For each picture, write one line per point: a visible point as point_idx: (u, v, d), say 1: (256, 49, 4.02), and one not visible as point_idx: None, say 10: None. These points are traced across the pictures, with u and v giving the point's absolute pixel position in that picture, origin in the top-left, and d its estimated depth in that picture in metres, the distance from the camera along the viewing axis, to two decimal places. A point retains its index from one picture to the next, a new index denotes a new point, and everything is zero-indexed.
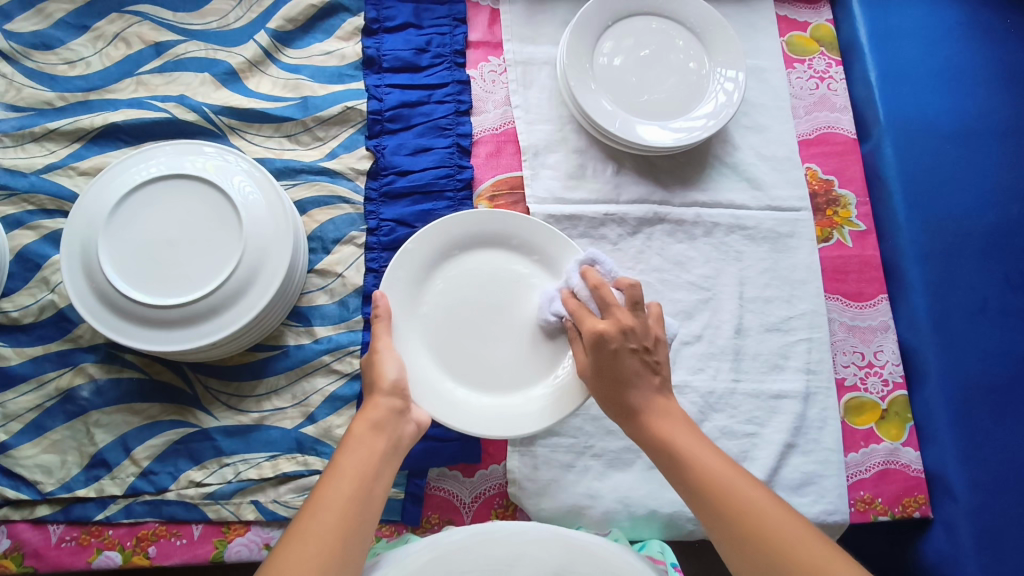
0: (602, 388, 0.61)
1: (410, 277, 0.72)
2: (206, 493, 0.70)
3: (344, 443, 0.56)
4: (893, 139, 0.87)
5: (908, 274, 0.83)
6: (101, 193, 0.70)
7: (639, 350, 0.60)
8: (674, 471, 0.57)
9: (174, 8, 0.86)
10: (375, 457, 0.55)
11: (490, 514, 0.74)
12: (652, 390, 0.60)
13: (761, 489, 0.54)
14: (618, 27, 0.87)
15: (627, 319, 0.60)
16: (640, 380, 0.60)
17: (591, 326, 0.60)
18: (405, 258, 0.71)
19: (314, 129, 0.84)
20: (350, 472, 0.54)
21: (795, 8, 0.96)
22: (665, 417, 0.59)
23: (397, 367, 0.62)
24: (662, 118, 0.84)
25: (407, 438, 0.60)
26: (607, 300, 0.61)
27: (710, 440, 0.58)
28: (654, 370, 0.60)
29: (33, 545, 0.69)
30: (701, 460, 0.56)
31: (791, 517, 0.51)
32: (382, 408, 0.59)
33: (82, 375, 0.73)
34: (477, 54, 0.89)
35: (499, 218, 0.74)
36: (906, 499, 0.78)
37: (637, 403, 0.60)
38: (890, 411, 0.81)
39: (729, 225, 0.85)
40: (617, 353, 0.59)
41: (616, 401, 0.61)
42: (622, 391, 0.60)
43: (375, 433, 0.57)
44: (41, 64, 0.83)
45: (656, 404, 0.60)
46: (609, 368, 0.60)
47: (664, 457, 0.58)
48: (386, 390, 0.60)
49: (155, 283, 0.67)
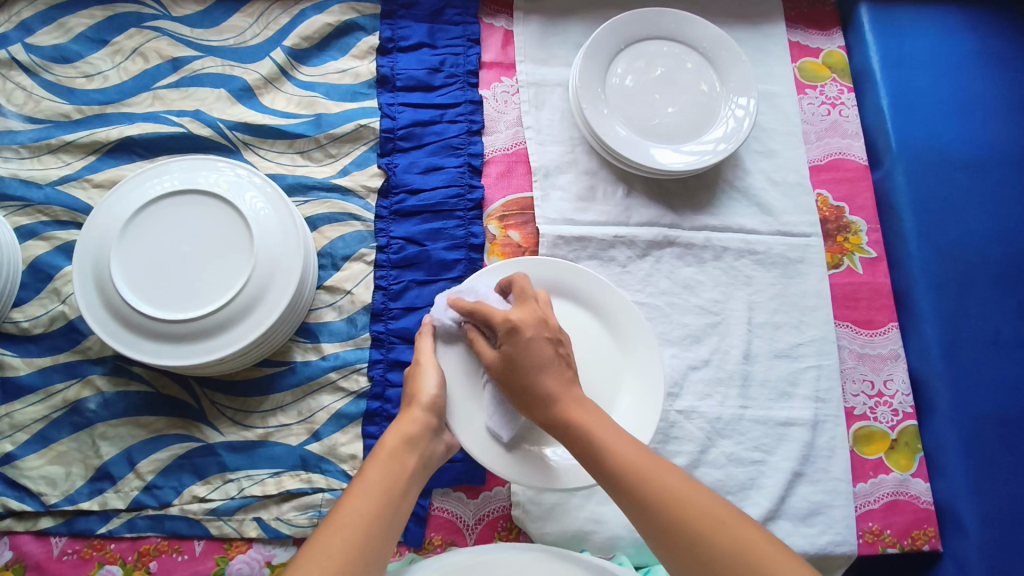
0: (511, 379, 0.58)
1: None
2: (208, 509, 0.70)
3: (375, 455, 0.57)
4: (904, 166, 0.87)
5: (918, 302, 0.83)
6: (115, 207, 0.70)
7: (551, 340, 0.59)
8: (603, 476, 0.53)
9: (192, 25, 0.87)
10: (405, 473, 0.56)
11: (493, 537, 0.73)
12: (566, 380, 0.58)
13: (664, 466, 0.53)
14: (630, 51, 0.87)
15: (540, 311, 0.61)
16: (552, 367, 0.58)
17: (505, 314, 0.60)
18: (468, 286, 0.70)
19: (327, 146, 0.84)
20: (379, 484, 0.54)
21: (808, 34, 0.97)
22: (576, 406, 0.56)
23: (437, 381, 0.63)
24: (673, 142, 0.84)
25: (434, 457, 0.61)
26: (525, 291, 0.63)
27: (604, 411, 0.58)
28: (565, 363, 0.59)
29: (34, 557, 0.69)
30: (617, 451, 0.53)
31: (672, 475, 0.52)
32: (417, 424, 0.60)
33: (89, 387, 0.73)
34: (490, 75, 0.89)
35: (569, 269, 0.74)
36: (917, 531, 0.76)
37: (550, 392, 0.57)
38: (899, 441, 0.80)
39: (739, 249, 0.85)
40: (531, 340, 0.58)
41: (529, 393, 0.57)
42: (533, 377, 0.57)
43: (407, 448, 0.58)
44: (59, 77, 0.84)
45: (570, 393, 0.57)
46: (521, 357, 0.58)
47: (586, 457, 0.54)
48: (425, 405, 0.62)
49: (166, 298, 0.67)
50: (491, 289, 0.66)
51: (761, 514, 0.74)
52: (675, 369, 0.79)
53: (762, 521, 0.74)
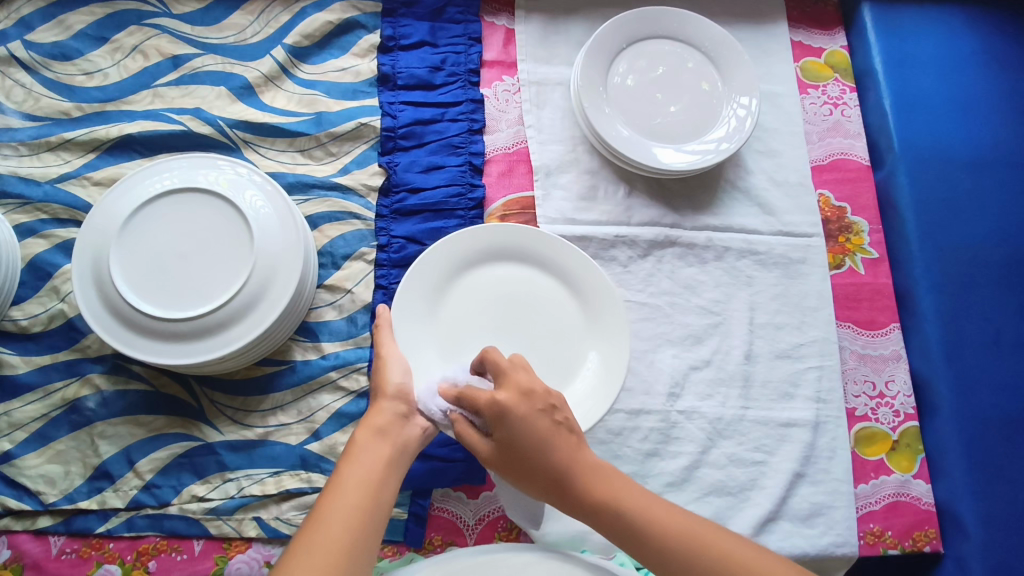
0: (514, 463, 0.55)
1: (431, 281, 0.73)
2: (208, 509, 0.70)
3: (348, 449, 0.56)
4: (906, 166, 0.87)
5: (920, 302, 0.82)
6: (113, 206, 0.70)
7: (547, 411, 0.55)
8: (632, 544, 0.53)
9: (193, 22, 0.87)
10: (380, 461, 0.55)
11: (493, 537, 0.73)
12: (572, 447, 0.55)
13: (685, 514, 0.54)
14: (632, 49, 0.87)
15: (524, 382, 0.56)
16: (554, 441, 0.54)
17: (489, 397, 0.55)
18: (426, 263, 0.72)
19: (328, 145, 0.84)
20: (354, 478, 0.53)
21: (810, 34, 0.96)
22: (596, 478, 0.54)
23: (403, 370, 0.62)
24: (675, 141, 0.84)
25: (414, 442, 0.58)
26: (499, 364, 0.57)
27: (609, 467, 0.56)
28: (567, 429, 0.56)
29: (33, 556, 0.68)
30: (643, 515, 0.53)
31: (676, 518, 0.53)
32: (386, 413, 0.58)
33: (88, 386, 0.73)
34: (491, 73, 0.89)
35: (532, 236, 0.75)
36: (918, 532, 0.76)
37: (562, 469, 0.54)
38: (901, 442, 0.80)
39: (740, 249, 0.85)
40: (523, 419, 0.54)
41: (538, 474, 0.54)
42: (540, 458, 0.54)
43: (379, 438, 0.57)
44: (59, 74, 0.84)
45: (582, 462, 0.55)
46: (520, 441, 0.54)
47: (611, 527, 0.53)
48: (390, 396, 0.60)
49: (166, 297, 0.67)
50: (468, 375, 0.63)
51: (762, 515, 0.74)
52: (676, 369, 0.79)
53: (763, 522, 0.74)
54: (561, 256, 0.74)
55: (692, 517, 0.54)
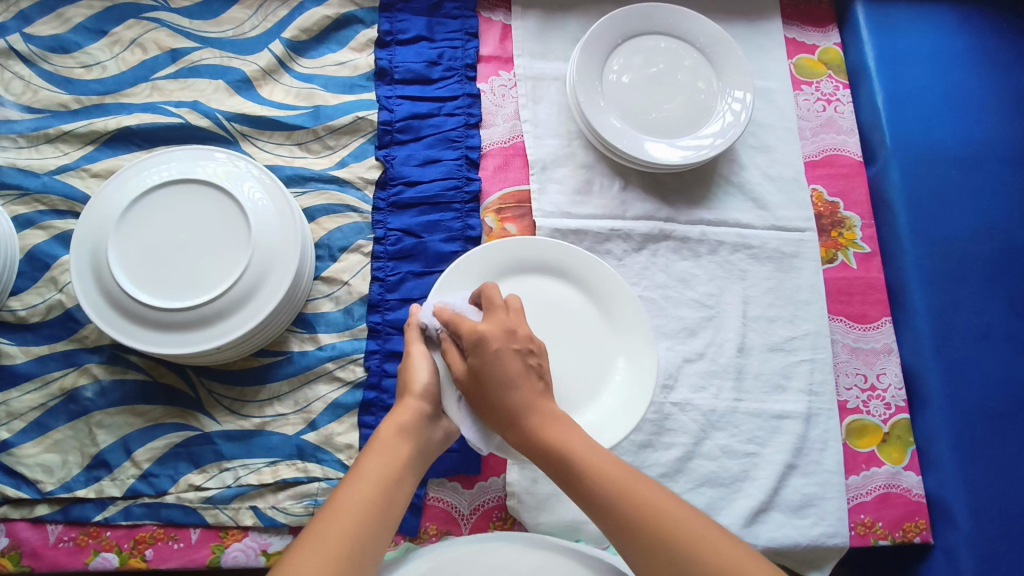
0: (479, 388, 0.56)
1: (467, 284, 0.72)
2: (204, 497, 0.70)
3: (369, 445, 0.57)
4: (898, 162, 0.88)
5: (910, 296, 0.83)
6: (113, 197, 0.70)
7: (522, 350, 0.57)
8: (566, 481, 0.53)
9: (191, 16, 0.87)
10: (399, 461, 0.56)
11: (488, 527, 0.73)
12: (538, 392, 0.56)
13: (619, 463, 0.53)
14: (628, 45, 0.88)
15: (509, 322, 0.58)
16: (522, 382, 0.56)
17: (472, 326, 0.58)
18: (465, 266, 0.72)
19: (325, 138, 0.84)
20: (374, 474, 0.54)
21: (804, 31, 0.97)
22: (551, 422, 0.55)
23: (429, 371, 0.62)
24: (669, 136, 0.85)
25: (433, 445, 0.60)
26: (494, 300, 0.60)
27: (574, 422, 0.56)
28: (535, 375, 0.57)
29: (30, 544, 0.69)
30: (580, 453, 0.53)
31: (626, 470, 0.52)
32: (412, 412, 0.59)
33: (86, 375, 0.74)
34: (487, 68, 0.90)
35: (569, 252, 0.75)
36: (907, 523, 0.77)
37: (522, 408, 0.55)
38: (891, 434, 0.81)
39: (734, 244, 0.85)
40: (497, 352, 0.56)
41: (496, 406, 0.56)
42: (503, 391, 0.55)
43: (401, 437, 0.57)
44: (58, 67, 0.84)
45: (542, 407, 0.56)
46: (489, 371, 0.56)
47: (551, 463, 0.54)
48: (416, 394, 0.60)
49: (163, 287, 0.68)
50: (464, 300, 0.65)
51: (755, 505, 0.75)
52: (670, 362, 0.80)
53: (755, 513, 0.75)
54: (592, 272, 0.75)
55: (630, 471, 0.52)
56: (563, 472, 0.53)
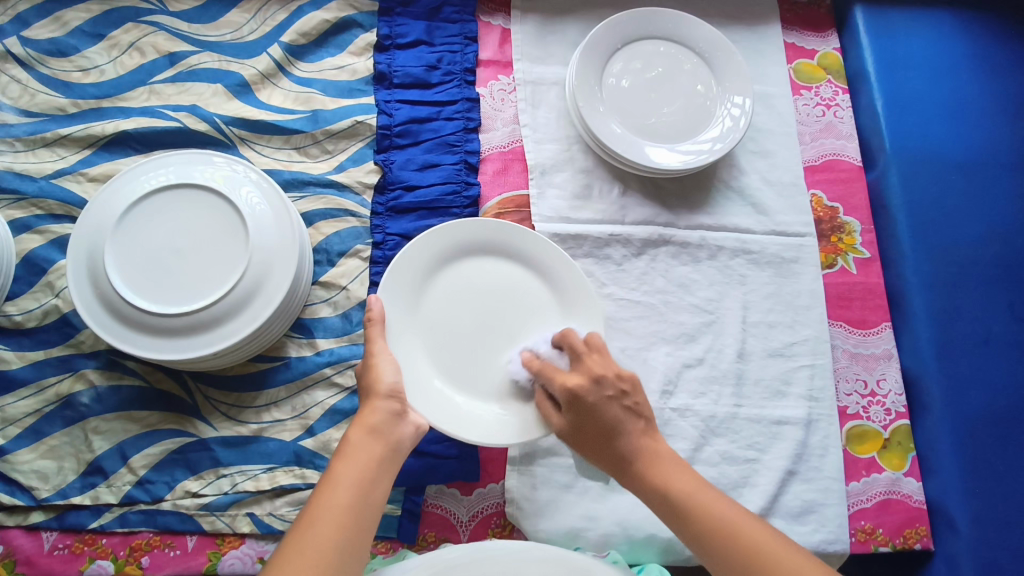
0: (580, 439, 0.60)
1: (415, 271, 0.73)
2: (201, 504, 0.70)
3: (341, 448, 0.56)
4: (898, 167, 0.88)
5: (910, 302, 0.83)
6: (108, 202, 0.70)
7: (616, 397, 0.59)
8: (675, 521, 0.55)
9: (189, 20, 0.87)
10: (373, 461, 0.55)
11: (486, 534, 0.73)
12: (639, 433, 0.59)
13: (726, 501, 0.55)
14: (627, 50, 0.88)
15: (597, 367, 0.61)
16: (625, 425, 0.59)
17: (563, 380, 0.61)
18: (412, 253, 0.72)
19: (323, 142, 0.84)
20: (348, 478, 0.53)
21: (803, 35, 0.97)
22: (654, 464, 0.57)
23: (395, 371, 0.62)
24: (669, 141, 0.84)
25: (406, 441, 0.59)
26: (580, 348, 0.64)
27: (696, 471, 0.58)
28: (636, 415, 0.59)
29: (25, 552, 0.68)
30: (688, 496, 0.55)
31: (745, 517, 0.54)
32: (380, 412, 0.58)
33: (81, 381, 0.73)
34: (487, 73, 0.90)
35: (512, 232, 0.76)
36: (908, 530, 0.77)
37: (628, 453, 0.58)
38: (892, 440, 0.80)
39: (734, 249, 0.85)
40: (594, 405, 0.59)
41: (604, 454, 0.59)
42: (608, 441, 0.59)
43: (373, 438, 0.57)
44: (56, 70, 0.84)
45: (645, 448, 0.58)
46: (586, 422, 0.59)
47: (659, 504, 0.56)
48: (383, 394, 0.60)
49: (159, 292, 0.67)
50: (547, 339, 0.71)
51: (755, 511, 0.74)
52: (669, 368, 0.80)
53: None
54: (540, 251, 0.76)
55: (744, 511, 0.54)
56: (672, 514, 0.56)
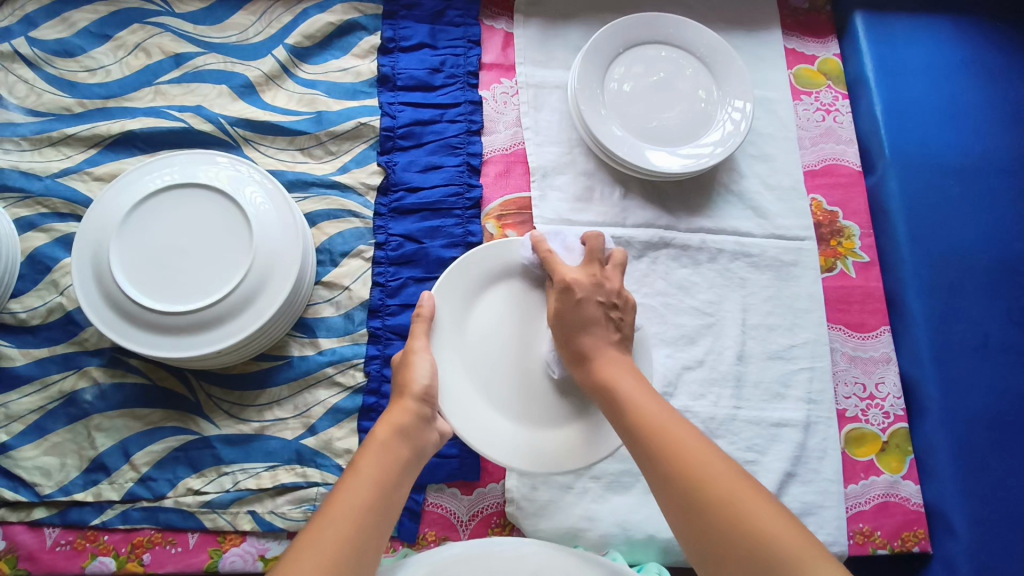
0: (558, 331, 0.66)
1: (465, 285, 0.71)
2: (203, 502, 0.70)
3: (367, 446, 0.57)
4: (897, 172, 0.88)
5: (909, 306, 0.84)
6: (115, 199, 0.71)
7: (602, 302, 0.66)
8: (611, 410, 0.60)
9: (195, 22, 0.88)
10: (398, 462, 0.56)
11: (487, 533, 0.73)
12: (607, 340, 0.64)
13: (661, 405, 0.58)
14: (629, 54, 0.89)
15: (601, 276, 0.68)
16: (599, 329, 0.65)
17: (565, 274, 0.68)
18: (463, 266, 0.71)
19: (327, 143, 0.85)
20: (372, 477, 0.54)
21: (804, 41, 0.98)
22: (611, 365, 0.62)
23: (430, 373, 0.63)
24: (670, 144, 0.85)
25: (429, 447, 0.60)
26: (596, 252, 0.70)
27: (650, 386, 0.61)
28: (614, 327, 0.65)
29: (27, 547, 0.69)
30: (629, 391, 0.59)
31: (678, 420, 0.56)
32: (409, 414, 0.59)
33: (85, 378, 0.74)
34: (489, 76, 0.90)
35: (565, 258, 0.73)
36: (906, 532, 0.77)
37: (587, 349, 0.64)
38: (890, 443, 0.81)
39: (734, 252, 0.86)
40: (580, 297, 0.66)
41: (569, 345, 0.65)
42: (577, 334, 0.64)
43: (400, 439, 0.58)
44: (62, 70, 0.85)
45: (608, 352, 0.64)
46: (569, 313, 0.65)
47: (605, 400, 0.61)
48: (416, 396, 0.61)
49: (163, 290, 0.68)
50: (572, 241, 0.74)
51: None
52: (669, 369, 0.80)
53: None
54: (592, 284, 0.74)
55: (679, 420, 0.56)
56: (610, 403, 0.60)
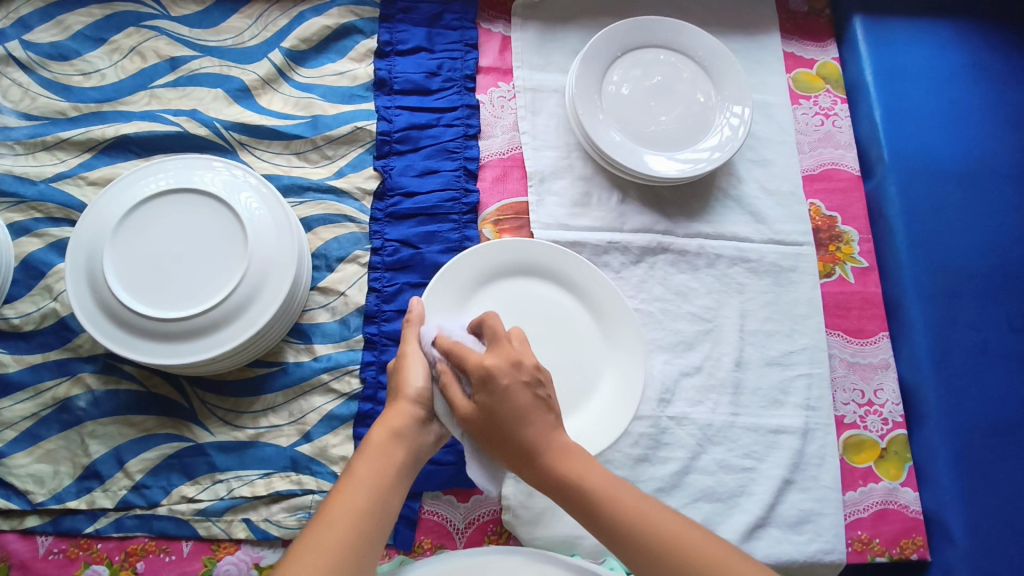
0: (492, 434, 0.55)
1: (462, 283, 0.74)
2: (197, 510, 0.70)
3: (363, 449, 0.55)
4: (896, 178, 0.88)
5: (908, 312, 0.83)
6: (109, 205, 0.70)
7: (530, 383, 0.55)
8: (580, 511, 0.54)
9: (190, 25, 0.87)
10: (394, 466, 0.54)
11: (482, 541, 0.73)
12: (549, 425, 0.55)
13: (640, 495, 0.54)
14: (627, 58, 0.88)
15: (515, 353, 0.57)
16: (534, 416, 0.55)
17: (478, 360, 0.55)
18: (459, 265, 0.74)
19: (323, 148, 0.84)
20: (368, 482, 0.53)
21: (803, 45, 0.98)
22: (564, 456, 0.55)
23: (424, 375, 0.59)
24: (668, 149, 0.85)
25: (427, 448, 0.58)
26: (498, 331, 0.58)
27: (609, 470, 0.55)
28: (546, 407, 0.56)
29: (20, 556, 0.68)
30: (597, 489, 0.53)
31: (661, 512, 0.52)
32: (406, 416, 0.57)
33: (79, 385, 0.73)
34: (487, 80, 0.90)
35: (560, 256, 0.77)
36: (905, 540, 0.77)
37: (531, 443, 0.54)
38: (889, 450, 0.80)
39: (732, 257, 0.85)
40: (506, 389, 0.54)
41: (508, 446, 0.55)
42: (514, 429, 0.54)
43: (396, 442, 0.55)
44: (56, 74, 0.84)
45: (554, 439, 0.55)
46: (499, 408, 0.54)
47: (566, 498, 0.54)
48: (411, 398, 0.58)
49: (158, 296, 0.67)
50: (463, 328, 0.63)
51: (751, 520, 0.74)
52: (667, 375, 0.80)
53: (751, 528, 0.74)
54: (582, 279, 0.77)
55: (661, 508, 0.53)
56: (577, 505, 0.54)
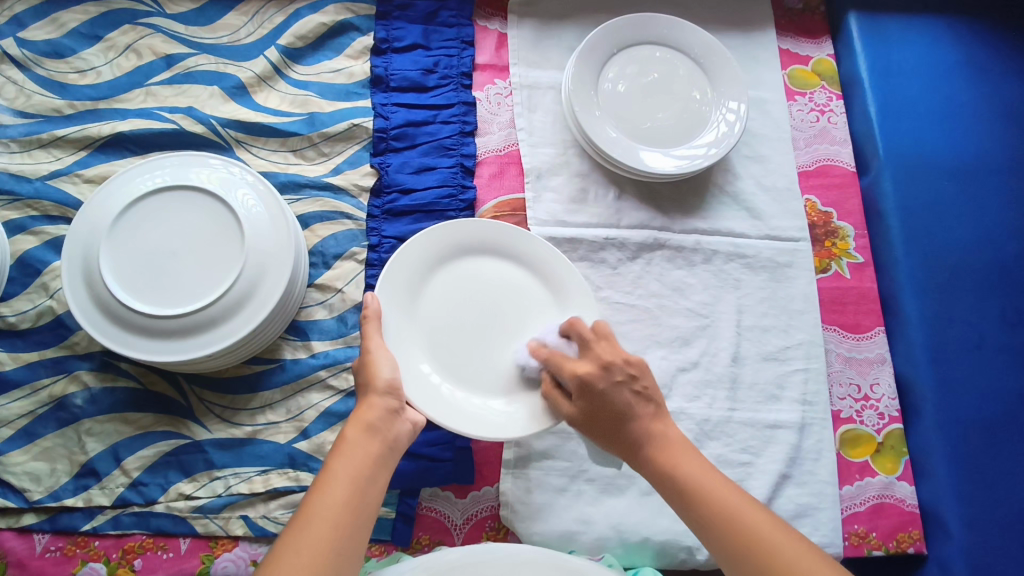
0: (597, 430, 0.61)
1: (413, 270, 0.73)
2: (195, 507, 0.70)
3: (338, 444, 0.56)
4: (892, 173, 0.88)
5: (904, 307, 0.84)
6: (105, 202, 0.70)
7: (626, 382, 0.60)
8: (680, 501, 0.57)
9: (186, 23, 0.87)
10: (370, 458, 0.55)
11: (481, 537, 0.73)
12: (650, 417, 0.60)
13: (738, 491, 0.56)
14: (623, 55, 0.88)
15: (605, 353, 0.63)
16: (636, 410, 0.60)
17: (573, 368, 0.63)
18: (410, 250, 0.73)
19: (320, 145, 0.84)
20: (345, 475, 0.53)
21: (798, 41, 0.98)
22: (664, 447, 0.59)
23: (392, 366, 0.61)
24: (664, 145, 0.85)
25: (403, 438, 0.59)
26: (586, 333, 0.65)
27: (711, 463, 0.59)
28: (645, 400, 0.60)
29: (17, 554, 0.68)
30: (698, 480, 0.57)
31: (756, 510, 0.55)
32: (378, 409, 0.58)
33: (75, 383, 0.73)
34: (483, 77, 0.90)
35: (509, 232, 0.76)
36: (901, 534, 0.77)
37: (637, 436, 0.59)
38: (885, 444, 0.81)
39: (729, 253, 0.86)
40: (603, 390, 0.60)
41: (616, 438, 0.60)
42: (621, 424, 0.60)
43: (369, 435, 0.56)
44: (52, 72, 0.84)
45: (656, 432, 0.60)
46: (598, 408, 0.60)
47: (671, 492, 0.58)
48: (381, 390, 0.59)
49: (154, 294, 0.67)
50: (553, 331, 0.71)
51: None
52: (664, 371, 0.80)
53: None
54: (537, 252, 0.76)
55: (753, 505, 0.55)
56: (677, 494, 0.57)
